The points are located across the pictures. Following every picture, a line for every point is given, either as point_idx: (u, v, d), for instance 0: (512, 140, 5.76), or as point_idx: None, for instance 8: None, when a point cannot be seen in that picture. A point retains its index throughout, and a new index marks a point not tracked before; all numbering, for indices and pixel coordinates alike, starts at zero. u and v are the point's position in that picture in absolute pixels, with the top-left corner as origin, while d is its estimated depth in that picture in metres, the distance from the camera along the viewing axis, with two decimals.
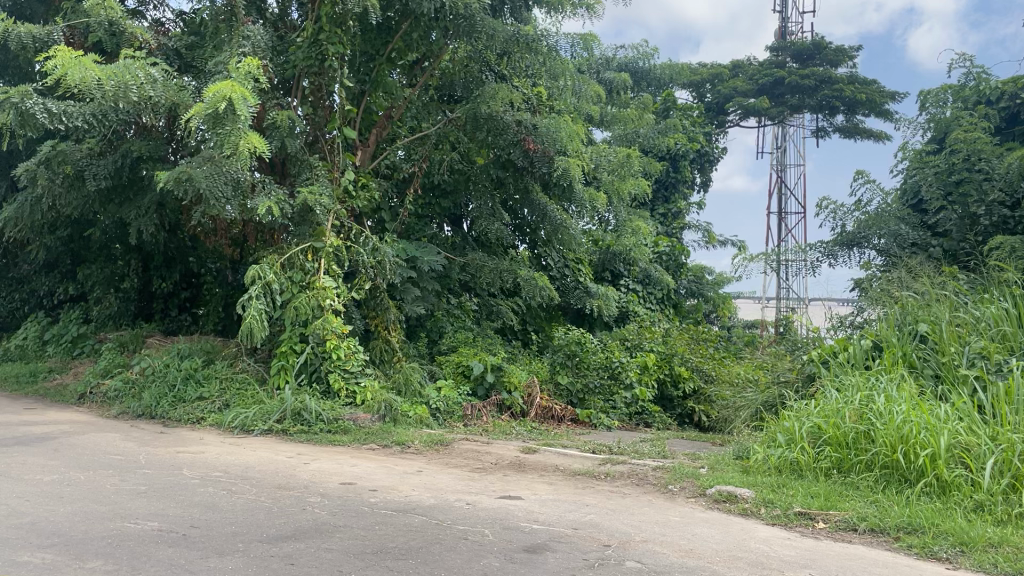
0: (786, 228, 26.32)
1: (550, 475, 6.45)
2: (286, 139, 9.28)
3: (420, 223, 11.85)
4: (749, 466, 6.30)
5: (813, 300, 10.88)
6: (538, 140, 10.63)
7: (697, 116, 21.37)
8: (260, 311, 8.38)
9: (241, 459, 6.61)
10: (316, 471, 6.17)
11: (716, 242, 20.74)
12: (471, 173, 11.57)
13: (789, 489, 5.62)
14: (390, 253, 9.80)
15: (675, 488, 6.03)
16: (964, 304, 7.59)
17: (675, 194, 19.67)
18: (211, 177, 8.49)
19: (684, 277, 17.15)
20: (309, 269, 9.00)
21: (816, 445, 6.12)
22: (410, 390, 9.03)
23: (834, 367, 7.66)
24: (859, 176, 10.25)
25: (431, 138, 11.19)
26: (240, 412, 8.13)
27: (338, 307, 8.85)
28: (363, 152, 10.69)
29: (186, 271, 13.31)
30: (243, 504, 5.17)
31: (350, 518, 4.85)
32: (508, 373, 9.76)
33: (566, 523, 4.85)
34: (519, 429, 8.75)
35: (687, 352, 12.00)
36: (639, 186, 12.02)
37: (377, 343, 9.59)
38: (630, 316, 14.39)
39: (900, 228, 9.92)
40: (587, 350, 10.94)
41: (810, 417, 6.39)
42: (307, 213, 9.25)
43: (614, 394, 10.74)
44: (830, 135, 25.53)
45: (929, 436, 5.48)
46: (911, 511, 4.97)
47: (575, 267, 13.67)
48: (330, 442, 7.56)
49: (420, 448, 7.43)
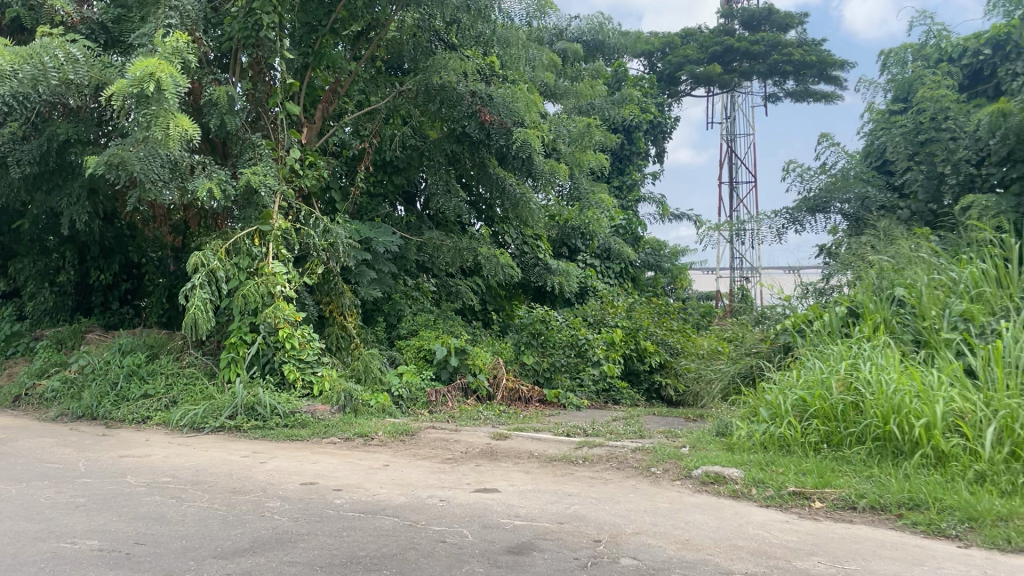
0: (737, 198, 26.29)
1: (524, 463, 6.08)
2: (226, 116, 8.69)
3: (372, 202, 11.33)
4: (733, 443, 6.02)
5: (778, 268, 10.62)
6: (494, 111, 10.18)
7: (648, 86, 21.09)
8: (204, 301, 7.83)
9: (190, 461, 6.09)
10: (274, 471, 5.70)
11: (671, 215, 20.55)
12: (424, 148, 11.06)
13: (780, 467, 5.35)
14: (343, 234, 9.27)
15: (658, 470, 5.71)
16: (940, 266, 7.39)
17: (630, 166, 19.34)
18: (144, 161, 7.79)
19: (642, 249, 16.91)
20: (256, 254, 8.42)
21: (802, 419, 5.88)
22: (370, 377, 8.58)
23: (811, 336, 7.44)
24: (823, 140, 9.99)
25: (380, 113, 10.63)
26: (189, 409, 7.59)
27: (290, 294, 8.33)
28: (309, 130, 9.99)
29: (126, 261, 12.58)
30: (195, 514, 4.69)
31: (314, 525, 4.41)
32: (473, 354, 9.33)
33: (550, 517, 4.48)
34: (486, 413, 8.37)
35: (652, 325, 11.65)
36: (598, 159, 11.70)
37: (333, 330, 9.15)
38: (590, 291, 14.10)
39: (868, 190, 9.79)
40: (552, 328, 10.59)
41: (793, 390, 6.14)
42: (251, 195, 8.65)
43: (581, 371, 10.43)
44: (780, 101, 25.52)
45: (922, 405, 5.23)
46: (912, 485, 4.72)
47: (534, 244, 13.29)
48: (287, 438, 7.07)
49: (385, 439, 7.00)
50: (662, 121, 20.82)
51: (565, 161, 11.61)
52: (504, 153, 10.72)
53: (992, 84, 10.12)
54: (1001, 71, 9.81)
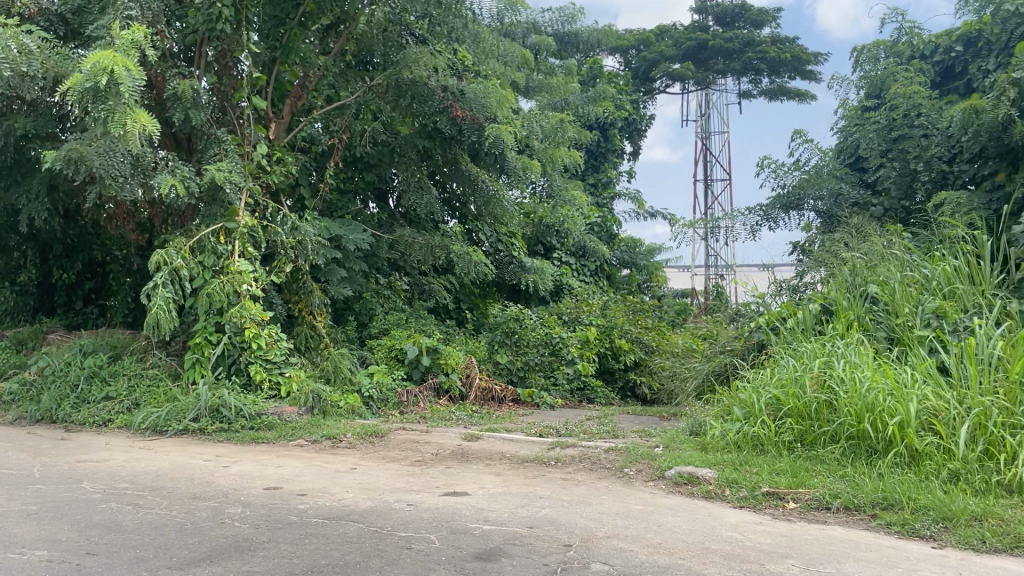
0: (712, 196, 26.34)
1: (496, 465, 5.95)
2: (191, 111, 8.47)
3: (342, 199, 11.14)
4: (706, 443, 5.94)
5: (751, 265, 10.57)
6: (466, 107, 10.08)
7: (623, 83, 21.04)
8: (167, 301, 7.62)
9: (150, 466, 5.89)
10: (237, 476, 5.52)
11: (646, 212, 20.52)
12: (396, 144, 10.89)
13: (753, 467, 5.28)
14: (312, 231, 9.09)
15: (631, 471, 5.62)
16: (913, 263, 7.37)
17: (605, 163, 19.26)
18: (104, 156, 7.63)
19: (617, 247, 16.85)
20: (221, 252, 8.23)
21: (776, 418, 5.81)
22: (340, 378, 8.41)
23: (785, 334, 7.39)
24: (796, 136, 9.97)
25: (350, 109, 10.46)
26: (151, 412, 7.38)
27: (256, 292, 8.15)
28: (277, 126, 9.79)
29: (89, 260, 12.28)
30: (152, 522, 4.51)
31: (275, 532, 4.25)
32: (445, 354, 9.18)
33: (520, 522, 4.36)
34: (458, 414, 8.23)
35: (626, 323, 11.55)
36: (572, 156, 11.61)
37: (301, 329, 8.98)
38: (565, 289, 14.01)
39: (841, 187, 9.78)
40: (526, 327, 10.44)
41: (766, 388, 6.07)
42: (217, 191, 8.48)
43: (555, 370, 10.31)
44: (755, 99, 25.62)
45: (896, 404, 5.18)
46: (886, 485, 4.67)
47: (508, 242, 13.16)
48: (253, 441, 6.89)
49: (354, 442, 6.84)
50: (636, 118, 20.79)
51: (538, 158, 11.49)
52: (476, 149, 10.71)
53: (964, 81, 10.15)
54: (972, 67, 9.85)
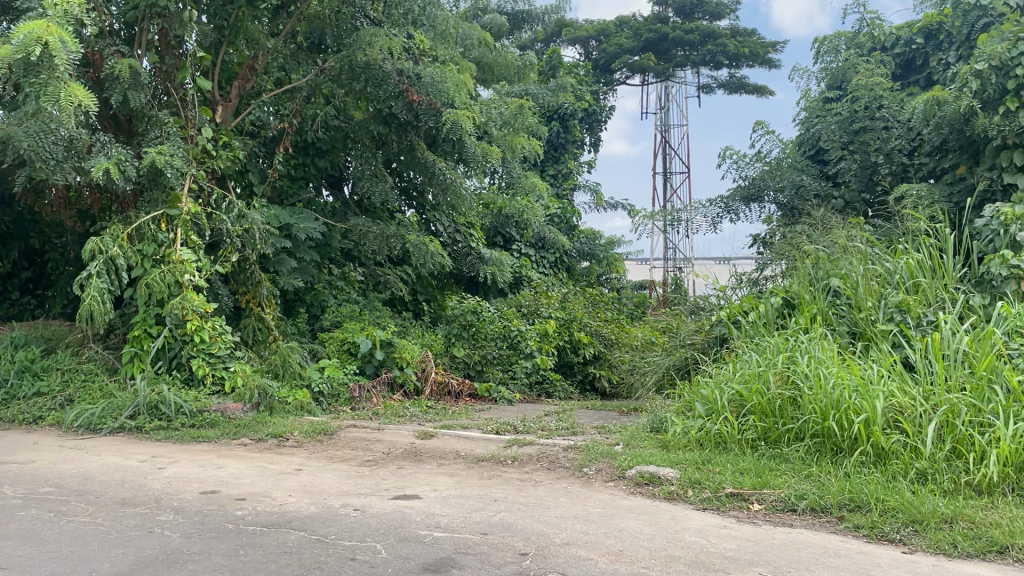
0: (671, 188, 26.33)
1: (449, 465, 5.69)
2: (130, 92, 8.04)
3: (293, 186, 10.73)
4: (667, 440, 5.75)
5: (711, 257, 10.43)
6: (422, 91, 9.77)
7: (583, 74, 20.81)
8: (103, 291, 7.21)
9: (79, 468, 5.49)
10: (172, 479, 5.16)
11: (606, 204, 20.38)
12: (349, 130, 10.52)
13: (716, 466, 5.11)
14: (259, 219, 8.72)
15: (590, 470, 5.39)
16: (876, 256, 7.28)
17: (565, 154, 19.04)
18: (34, 137, 7.23)
19: (576, 238, 16.67)
20: (162, 240, 7.82)
21: (739, 416, 5.65)
22: (289, 372, 8.06)
23: (746, 328, 7.24)
24: (758, 128, 9.83)
25: (301, 92, 10.06)
26: (84, 409, 6.95)
27: (200, 283, 7.75)
28: (224, 109, 9.37)
29: (26, 248, 11.59)
30: (73, 530, 4.14)
31: (208, 542, 3.93)
32: (400, 348, 8.88)
33: (473, 528, 4.10)
34: (413, 409, 7.94)
35: (586, 316, 11.34)
36: (531, 145, 11.35)
37: (249, 321, 8.61)
38: (524, 281, 13.78)
39: (802, 178, 9.67)
40: (484, 319, 10.16)
41: (729, 384, 5.90)
42: (159, 177, 8.05)
43: (513, 363, 10.05)
44: (714, 92, 25.67)
45: (862, 401, 5.04)
46: (852, 485, 4.54)
47: (466, 232, 12.88)
48: (194, 440, 6.53)
49: (301, 440, 6.52)
50: (596, 109, 20.60)
51: (497, 145, 11.20)
52: (434, 135, 10.42)
53: (924, 74, 10.13)
54: (932, 60, 9.84)
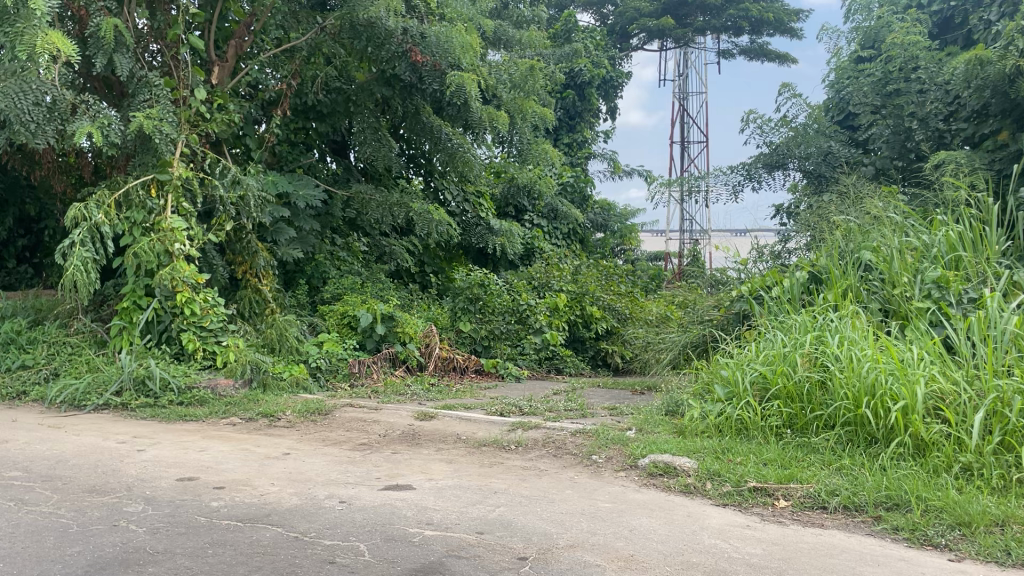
0: (688, 158, 25.67)
1: (448, 450, 5.30)
2: (114, 54, 7.62)
3: (293, 151, 10.33)
4: (684, 425, 5.32)
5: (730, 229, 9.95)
6: (426, 51, 9.24)
7: (600, 38, 20.16)
8: (87, 261, 6.81)
9: (52, 449, 5.10)
10: (149, 464, 4.78)
11: (622, 173, 19.84)
12: (352, 93, 10.08)
13: (737, 457, 4.69)
14: (255, 186, 8.31)
15: (600, 459, 4.98)
16: (912, 228, 6.78)
17: (580, 123, 18.48)
18: (11, 97, 6.79)
19: (590, 210, 16.19)
20: (152, 207, 7.43)
21: (763, 401, 5.22)
22: (286, 348, 7.69)
23: (770, 304, 6.77)
24: (784, 91, 9.27)
25: (301, 52, 9.56)
26: (67, 384, 6.58)
27: (191, 252, 7.36)
28: (220, 69, 8.94)
29: (22, 215, 11.17)
30: (31, 522, 3.75)
31: (175, 540, 3.53)
32: (402, 322, 8.43)
33: (468, 526, 3.70)
34: (414, 387, 7.54)
35: (599, 289, 10.88)
36: (542, 111, 10.85)
37: (245, 293, 8.24)
38: (536, 252, 13.34)
39: (831, 144, 9.21)
40: (492, 293, 9.73)
41: (752, 365, 5.46)
42: (147, 142, 7.65)
43: (522, 339, 9.64)
44: (735, 59, 24.95)
45: (900, 386, 4.60)
46: (890, 482, 4.12)
47: (476, 202, 12.45)
48: (181, 419, 6.15)
49: (293, 420, 6.14)
50: (614, 76, 20.01)
51: (506, 109, 10.71)
52: (438, 98, 9.96)
53: (963, 34, 9.56)
54: (972, 18, 9.21)
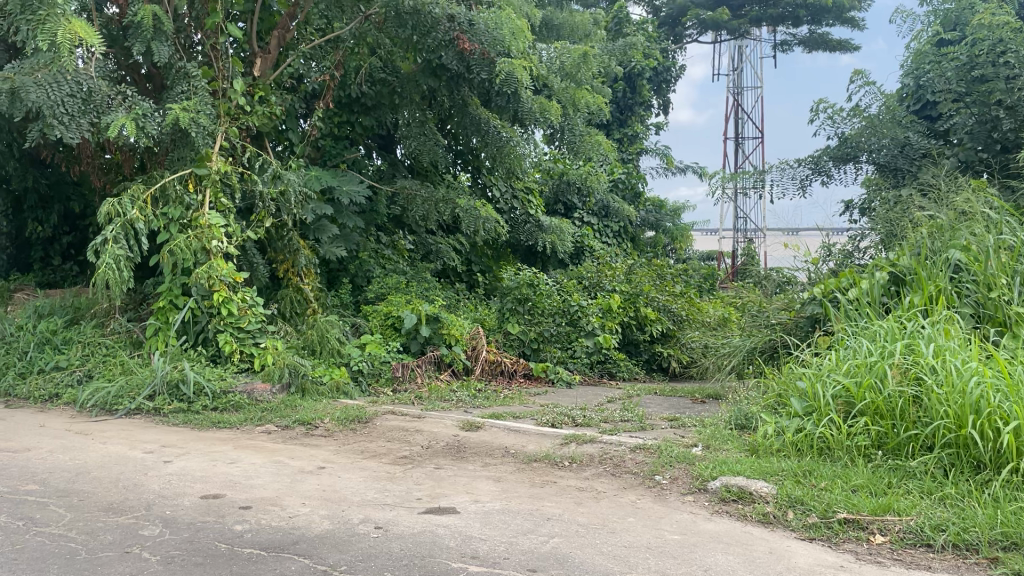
0: (743, 154, 24.84)
1: (496, 465, 4.85)
2: (153, 42, 7.44)
3: (337, 146, 10.01)
4: (757, 443, 4.80)
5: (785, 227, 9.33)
6: (475, 39, 8.78)
7: (653, 31, 19.61)
8: (119, 259, 6.54)
9: (75, 460, 4.79)
10: (174, 478, 4.44)
11: (676, 170, 19.22)
12: (397, 84, 9.72)
13: (822, 481, 4.15)
14: (296, 180, 8.00)
15: (664, 479, 4.49)
16: (1010, 225, 6.11)
17: (632, 117, 17.95)
18: (46, 89, 6.67)
19: (642, 207, 15.62)
20: (189, 202, 7.16)
21: (847, 418, 4.67)
22: (326, 350, 7.33)
23: (847, 307, 6.18)
24: (857, 76, 8.61)
25: (346, 42, 9.24)
26: (100, 387, 6.33)
27: (229, 250, 7.06)
28: (262, 61, 8.64)
29: (67, 212, 10.99)
30: (39, 546, 3.42)
31: (189, 572, 3.15)
32: (448, 323, 8.02)
33: (518, 562, 3.25)
34: (460, 393, 7.12)
35: (654, 289, 10.34)
36: (595, 101, 10.33)
37: (287, 293, 7.92)
38: (586, 251, 12.87)
39: (908, 135, 8.55)
40: (542, 293, 9.22)
41: (834, 376, 4.90)
42: (184, 135, 7.42)
43: (573, 342, 9.16)
44: (794, 49, 24.09)
45: (1013, 405, 4.03)
46: (1007, 516, 3.56)
47: (525, 199, 12.01)
48: (214, 426, 5.83)
49: (331, 429, 5.76)
50: (666, 69, 19.43)
51: (557, 99, 10.20)
52: (486, 88, 9.53)
53: None
54: None
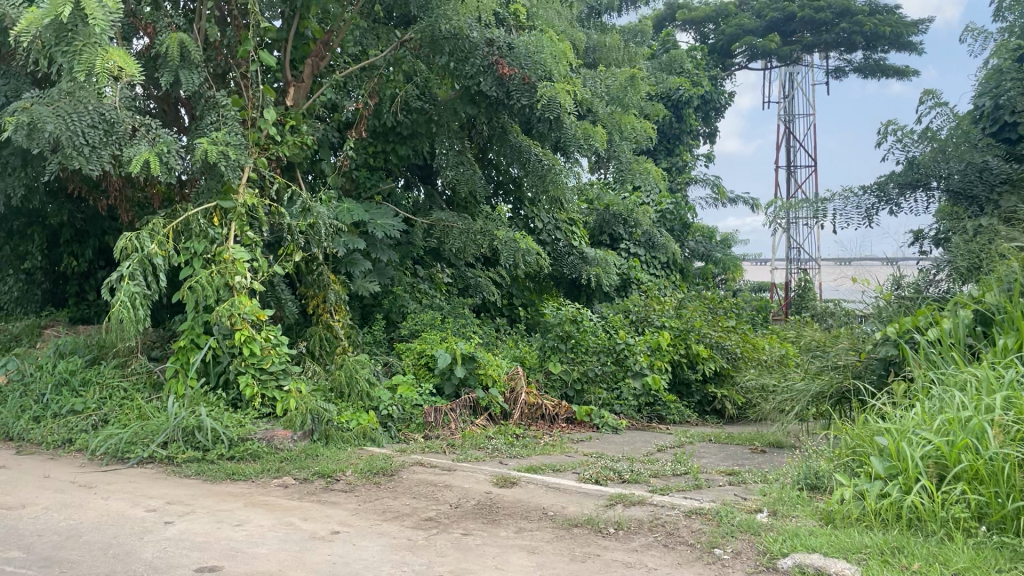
0: (795, 183, 24.07)
1: (532, 531, 4.29)
2: (181, 71, 7.16)
3: (372, 177, 9.65)
4: (832, 511, 4.17)
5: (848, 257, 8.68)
6: (515, 63, 8.41)
7: (701, 58, 19.14)
8: (135, 296, 6.20)
9: (69, 520, 4.37)
10: (171, 544, 3.98)
11: (726, 199, 18.56)
12: (433, 112, 9.34)
13: (914, 563, 3.51)
14: (326, 213, 7.62)
15: (725, 554, 3.87)
16: None
17: (679, 145, 17.42)
18: (67, 119, 6.41)
19: (690, 238, 15.03)
20: (213, 236, 6.81)
21: (940, 485, 4.02)
22: (356, 392, 6.87)
23: (928, 350, 5.51)
24: (927, 96, 7.94)
25: (380, 68, 8.92)
26: (113, 433, 5.95)
27: (253, 286, 6.67)
28: (295, 90, 8.34)
29: (102, 246, 10.77)
30: None
31: None
32: (485, 363, 7.49)
33: None
34: (496, 440, 6.58)
35: (705, 326, 9.69)
36: (641, 127, 9.83)
37: (316, 330, 7.50)
38: (633, 284, 12.32)
39: (987, 160, 7.83)
40: (586, 330, 8.63)
41: (921, 434, 4.25)
42: (211, 167, 7.09)
43: (620, 382, 8.55)
44: (848, 76, 23.34)
45: None
46: None
47: (568, 229, 11.52)
48: (229, 479, 5.37)
49: (353, 483, 5.26)
50: (715, 96, 18.87)
51: (603, 126, 9.68)
52: (527, 115, 9.09)
53: None
54: None
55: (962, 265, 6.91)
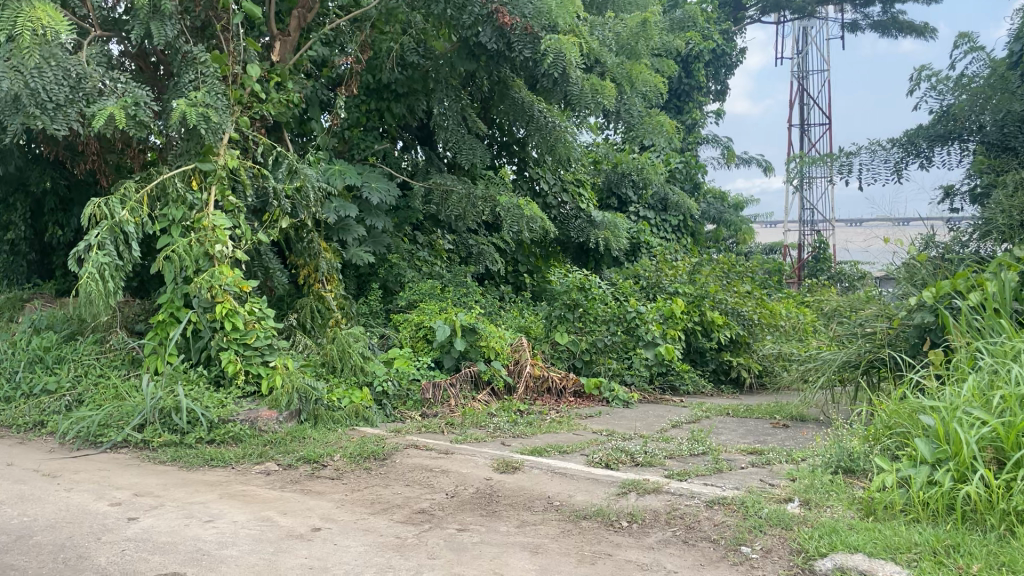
0: (808, 142, 23.34)
1: (534, 525, 3.84)
2: (152, 24, 6.60)
3: (366, 137, 9.10)
4: (873, 501, 3.70)
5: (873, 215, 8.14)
6: (516, 11, 7.77)
7: (712, 11, 18.38)
8: (105, 267, 5.75)
9: (23, 517, 3.95)
10: (130, 546, 3.54)
11: (738, 159, 17.93)
12: (430, 67, 8.76)
13: (974, 564, 3.04)
14: (314, 175, 7.11)
15: (754, 553, 3.41)
16: None
17: (689, 103, 16.78)
18: (26, 76, 5.86)
19: (701, 199, 14.45)
20: (192, 201, 6.33)
21: (1000, 474, 3.54)
22: (348, 368, 6.41)
23: (974, 318, 4.97)
24: (963, 38, 7.31)
25: (371, 19, 8.32)
26: (85, 415, 5.53)
27: (237, 255, 6.19)
28: (281, 44, 7.74)
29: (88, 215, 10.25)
30: None
31: None
32: (486, 334, 7.01)
33: None
34: (498, 418, 6.13)
35: (720, 291, 9.15)
36: (653, 80, 9.23)
37: (306, 302, 7.03)
38: (642, 248, 11.81)
39: None
40: (594, 297, 8.10)
41: (974, 413, 3.75)
42: (190, 127, 6.56)
43: (630, 352, 8.07)
44: (864, 31, 22.46)
45: None
46: None
47: (575, 191, 10.98)
48: (207, 465, 4.94)
49: (341, 469, 4.82)
50: (726, 51, 18.16)
51: (611, 77, 9.08)
52: (531, 69, 8.50)
53: None
54: None
55: (1002, 224, 6.38)
